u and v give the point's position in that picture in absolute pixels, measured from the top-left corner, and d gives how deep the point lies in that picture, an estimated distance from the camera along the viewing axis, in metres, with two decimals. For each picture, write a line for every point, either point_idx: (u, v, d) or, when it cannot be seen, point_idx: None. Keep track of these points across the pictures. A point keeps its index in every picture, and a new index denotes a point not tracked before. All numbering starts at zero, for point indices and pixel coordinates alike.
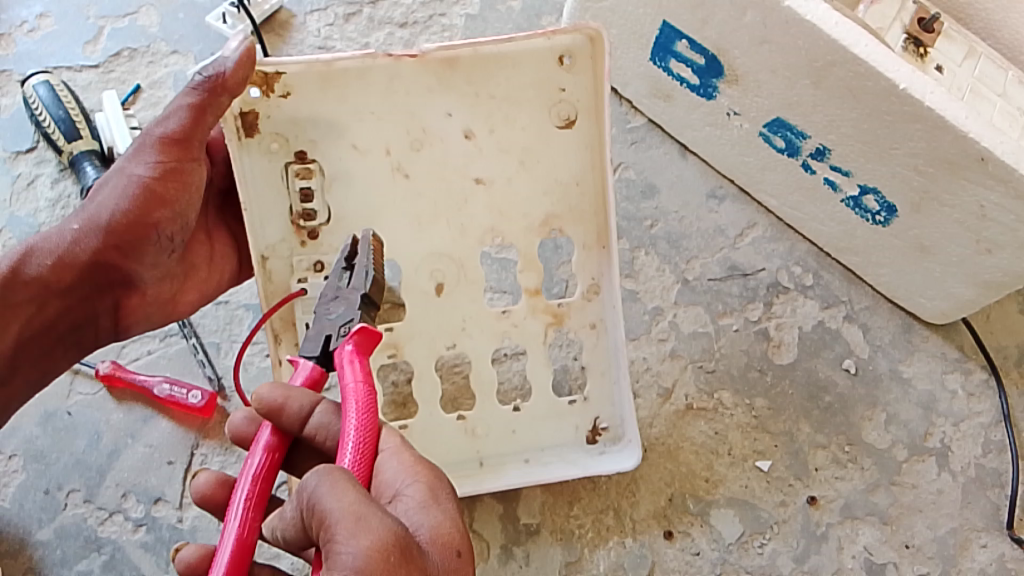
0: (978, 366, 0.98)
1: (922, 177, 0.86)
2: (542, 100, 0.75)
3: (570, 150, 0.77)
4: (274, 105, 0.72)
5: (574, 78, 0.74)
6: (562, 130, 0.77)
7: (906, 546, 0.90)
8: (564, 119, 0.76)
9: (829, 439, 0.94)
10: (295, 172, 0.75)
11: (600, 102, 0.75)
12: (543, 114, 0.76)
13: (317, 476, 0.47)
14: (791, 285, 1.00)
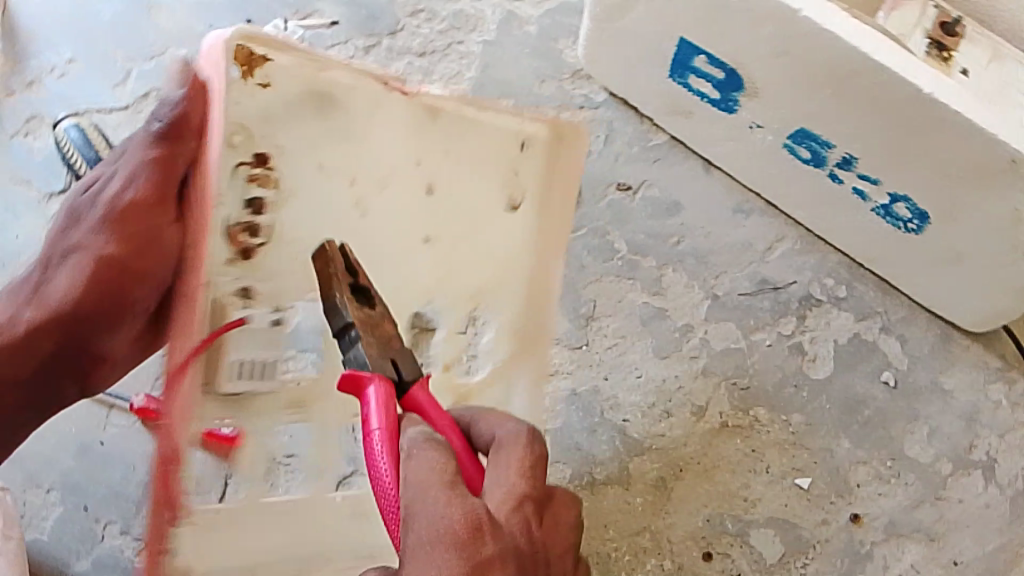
0: (1022, 375, 0.96)
1: (953, 183, 0.85)
2: (500, 176, 0.76)
3: (511, 232, 0.78)
4: (244, 92, 0.62)
5: (534, 163, 0.77)
6: (508, 214, 0.77)
7: (954, 563, 0.88)
8: (511, 202, 0.77)
9: (870, 454, 0.91)
10: (249, 178, 0.63)
11: (551, 193, 0.78)
12: (496, 190, 0.76)
13: None
14: (823, 297, 0.98)
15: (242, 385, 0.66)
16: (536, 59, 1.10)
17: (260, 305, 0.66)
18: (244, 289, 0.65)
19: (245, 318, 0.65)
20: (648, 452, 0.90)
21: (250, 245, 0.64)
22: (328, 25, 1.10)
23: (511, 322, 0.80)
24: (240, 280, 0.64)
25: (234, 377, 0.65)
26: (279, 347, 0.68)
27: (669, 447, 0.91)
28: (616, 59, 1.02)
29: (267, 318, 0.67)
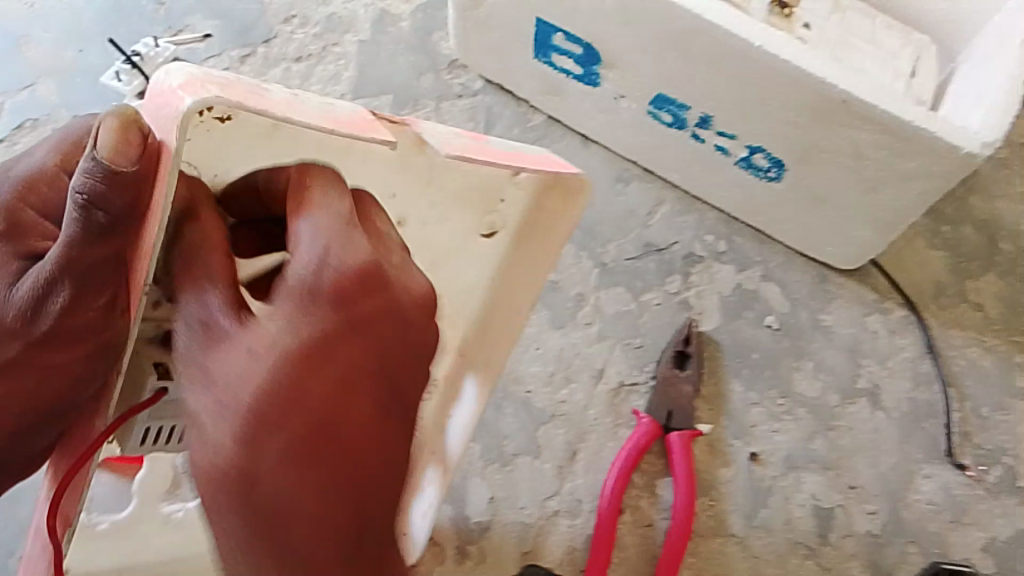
0: (895, 304, 1.01)
1: (798, 129, 0.90)
2: (478, 205, 0.64)
3: (478, 256, 0.69)
4: (203, 122, 0.49)
5: (520, 199, 0.64)
6: (483, 238, 0.68)
7: (851, 488, 0.93)
8: (488, 229, 0.67)
9: (762, 395, 0.96)
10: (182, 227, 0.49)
11: (532, 231, 0.66)
12: (472, 219, 0.66)
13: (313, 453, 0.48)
14: (705, 253, 1.03)
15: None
16: (413, 54, 1.12)
17: (182, 372, 0.55)
18: (160, 337, 0.54)
19: (164, 390, 0.57)
20: (553, 419, 0.93)
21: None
22: (200, 39, 1.10)
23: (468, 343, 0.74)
24: (159, 327, 0.54)
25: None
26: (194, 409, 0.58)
27: (572, 413, 0.94)
28: (485, 45, 1.05)
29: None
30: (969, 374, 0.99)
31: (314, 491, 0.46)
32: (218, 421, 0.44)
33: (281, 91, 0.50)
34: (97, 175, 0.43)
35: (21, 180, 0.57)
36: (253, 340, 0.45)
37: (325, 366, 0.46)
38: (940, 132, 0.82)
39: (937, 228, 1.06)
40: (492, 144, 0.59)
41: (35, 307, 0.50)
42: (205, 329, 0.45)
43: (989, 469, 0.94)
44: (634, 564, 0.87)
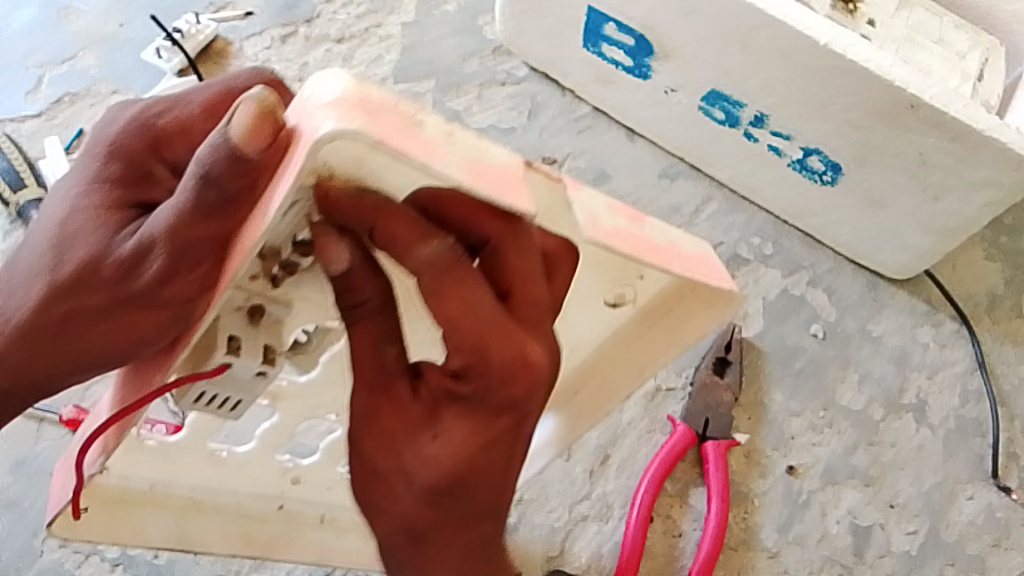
0: (947, 316, 0.98)
1: (856, 130, 0.86)
2: (614, 274, 0.58)
3: (596, 320, 0.63)
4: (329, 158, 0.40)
5: (660, 283, 0.57)
6: (606, 307, 0.61)
7: (892, 505, 0.89)
8: (614, 299, 0.61)
9: (803, 405, 0.93)
10: (302, 216, 0.44)
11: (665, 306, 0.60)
12: (602, 286, 0.60)
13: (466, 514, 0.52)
14: (750, 255, 1.00)
15: (201, 407, 0.57)
16: (458, 37, 1.10)
17: (250, 355, 0.52)
18: (249, 308, 0.52)
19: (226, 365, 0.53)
20: None
21: (279, 275, 0.50)
22: (242, 16, 1.09)
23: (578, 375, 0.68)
24: (250, 299, 0.51)
25: (192, 401, 0.56)
26: (253, 391, 0.57)
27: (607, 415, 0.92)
28: (535, 31, 1.03)
29: (252, 371, 0.55)
30: (1021, 392, 0.95)
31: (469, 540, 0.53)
32: (406, 491, 0.51)
33: (437, 121, 0.44)
34: (223, 154, 0.41)
35: (160, 131, 0.55)
36: (436, 434, 0.49)
37: (489, 461, 0.49)
38: (1014, 142, 0.78)
39: (996, 238, 1.03)
40: (650, 229, 0.54)
41: (137, 260, 0.49)
42: (387, 402, 0.49)
43: None
44: (661, 573, 0.85)
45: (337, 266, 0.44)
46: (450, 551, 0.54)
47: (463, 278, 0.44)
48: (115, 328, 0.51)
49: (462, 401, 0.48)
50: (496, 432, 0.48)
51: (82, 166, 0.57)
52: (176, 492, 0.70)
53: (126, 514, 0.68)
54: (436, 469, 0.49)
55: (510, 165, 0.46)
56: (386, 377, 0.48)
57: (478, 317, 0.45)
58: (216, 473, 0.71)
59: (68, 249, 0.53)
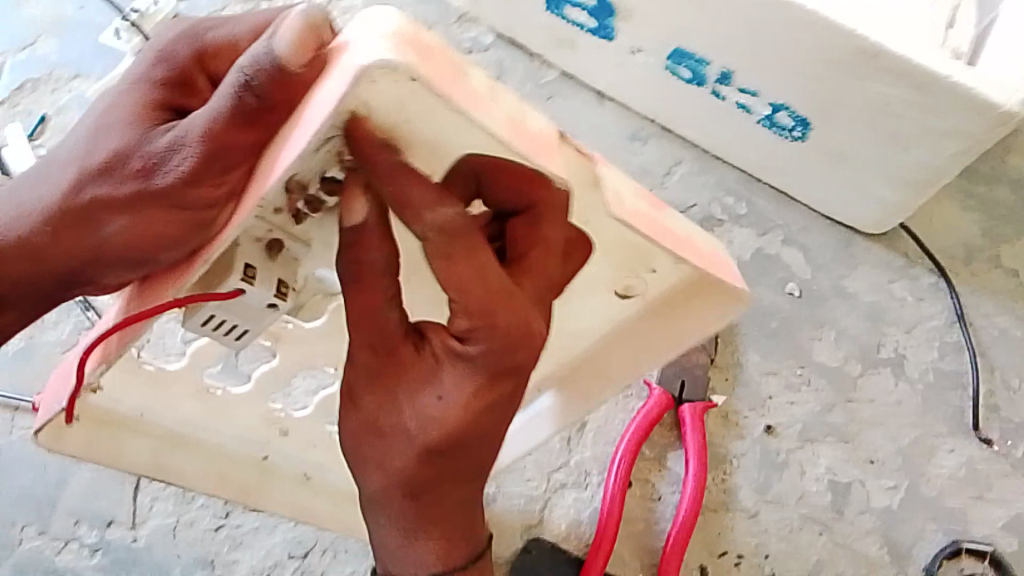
0: (924, 270, 0.97)
1: (821, 84, 0.85)
2: (626, 266, 0.56)
3: (607, 309, 0.61)
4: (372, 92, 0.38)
5: (671, 277, 0.56)
6: (614, 297, 0.60)
7: (870, 461, 0.88)
8: (624, 290, 0.59)
9: (779, 364, 0.92)
10: (333, 155, 0.43)
11: (675, 302, 0.59)
12: (612, 276, 0.57)
13: (457, 473, 0.51)
14: (723, 216, 0.99)
15: (207, 331, 0.55)
16: (421, 5, 1.08)
17: (265, 286, 0.51)
18: (268, 242, 0.51)
19: (241, 292, 0.51)
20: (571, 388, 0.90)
21: (302, 211, 0.49)
22: None
23: (585, 355, 0.68)
24: (270, 232, 0.51)
25: (199, 323, 0.54)
26: (261, 322, 0.55)
27: None
28: None
29: (263, 303, 0.52)
30: (1000, 343, 0.94)
31: (458, 501, 0.53)
32: (403, 448, 0.50)
33: (479, 76, 0.42)
34: (268, 63, 0.42)
35: (208, 44, 0.55)
36: (440, 393, 0.48)
37: (486, 425, 0.49)
38: (975, 85, 0.76)
39: (972, 187, 1.02)
40: (667, 217, 0.53)
41: (167, 158, 0.48)
42: (390, 358, 0.49)
43: (1017, 445, 0.90)
44: (641, 538, 0.85)
45: (354, 219, 0.43)
46: (441, 513, 0.53)
47: (483, 245, 0.45)
48: (137, 224, 0.50)
49: (467, 362, 0.48)
50: (497, 395, 0.49)
51: (135, 69, 0.57)
52: (162, 423, 0.69)
53: (111, 435, 0.66)
54: (434, 429, 0.49)
55: (545, 133, 0.45)
56: (388, 341, 0.48)
57: (497, 284, 0.46)
58: (206, 410, 0.69)
59: (102, 139, 0.53)
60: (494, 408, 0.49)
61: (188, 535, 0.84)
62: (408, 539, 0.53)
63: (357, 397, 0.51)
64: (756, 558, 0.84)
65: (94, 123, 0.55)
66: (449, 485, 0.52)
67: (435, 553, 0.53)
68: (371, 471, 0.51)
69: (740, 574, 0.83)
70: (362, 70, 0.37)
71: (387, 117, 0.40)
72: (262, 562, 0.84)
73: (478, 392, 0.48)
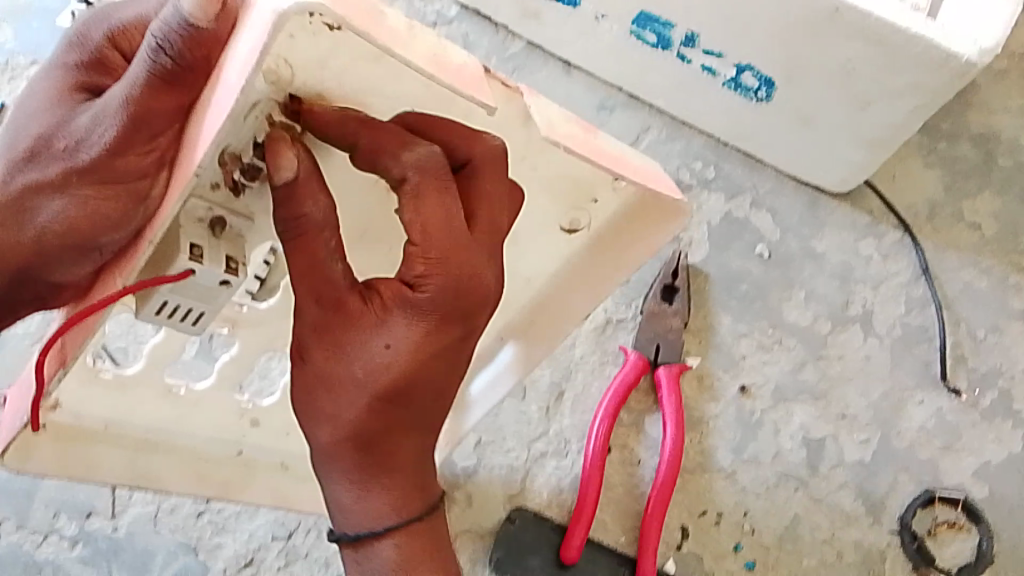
0: (889, 227, 0.99)
1: (785, 44, 0.85)
2: (570, 198, 0.58)
3: (558, 246, 0.63)
4: (307, 28, 0.40)
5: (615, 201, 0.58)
6: (563, 233, 0.62)
7: (842, 416, 0.90)
8: (571, 225, 0.60)
9: (751, 326, 0.93)
10: (263, 117, 0.44)
11: (623, 232, 0.61)
12: (558, 212, 0.59)
13: (411, 420, 0.52)
14: (692, 181, 1.00)
15: (163, 320, 0.54)
16: None
17: (214, 263, 0.50)
18: (212, 219, 0.50)
19: (191, 272, 0.49)
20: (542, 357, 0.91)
21: (241, 182, 0.48)
22: None
23: (541, 301, 0.69)
24: (212, 209, 0.50)
25: (153, 310, 0.53)
26: (215, 303, 0.54)
27: (559, 353, 0.92)
28: None
29: (215, 281, 0.51)
30: (964, 295, 0.96)
31: (415, 446, 0.54)
32: (356, 398, 0.50)
33: (398, 17, 0.44)
34: (177, 20, 0.43)
35: (117, 24, 0.56)
36: (390, 340, 0.49)
37: (435, 369, 0.50)
38: (938, 38, 0.77)
39: (933, 144, 1.03)
40: (603, 139, 0.55)
41: (92, 134, 0.49)
42: (338, 309, 0.49)
43: (984, 394, 0.92)
44: (621, 501, 0.86)
45: (284, 175, 0.44)
46: (397, 460, 0.53)
47: (420, 195, 0.46)
48: (73, 206, 0.50)
49: (416, 312, 0.48)
50: (446, 341, 0.50)
51: (50, 59, 0.58)
52: (130, 429, 0.69)
53: (76, 448, 0.66)
54: (387, 376, 0.49)
55: (470, 68, 0.46)
56: (337, 292, 0.48)
57: (434, 231, 0.47)
58: (172, 411, 0.69)
59: (24, 129, 0.53)
60: (441, 355, 0.50)
61: (169, 522, 0.84)
62: (363, 491, 0.54)
63: (307, 348, 0.51)
64: (736, 516, 0.86)
65: (18, 117, 0.55)
66: (404, 435, 0.53)
67: (389, 504, 0.54)
68: (327, 424, 0.52)
69: (721, 533, 0.85)
70: (279, 15, 0.37)
71: (315, 69, 0.42)
72: (246, 546, 0.84)
73: (430, 338, 0.49)
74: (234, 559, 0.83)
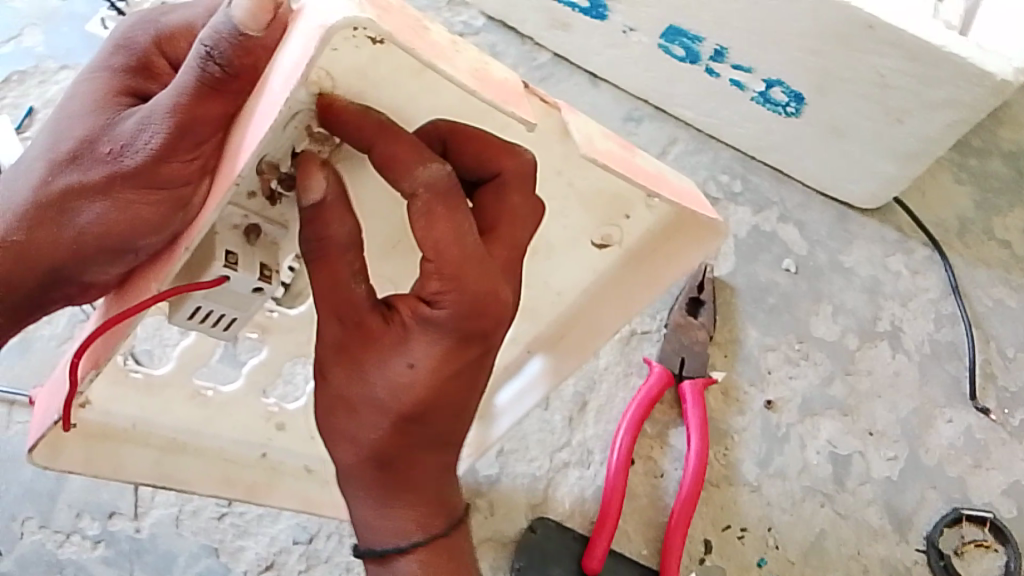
0: (919, 243, 0.98)
1: (815, 56, 0.85)
2: (602, 212, 0.58)
3: (588, 260, 0.63)
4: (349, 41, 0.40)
5: (648, 218, 0.58)
6: (594, 249, 0.61)
7: (870, 432, 0.89)
8: (602, 240, 0.61)
9: (778, 340, 0.93)
10: (302, 128, 0.45)
11: (656, 248, 0.60)
12: (590, 225, 0.59)
13: (434, 440, 0.52)
14: (719, 194, 0.99)
15: (195, 325, 0.55)
16: None
17: (249, 270, 0.50)
18: (246, 228, 0.51)
19: (226, 278, 0.50)
20: None
21: (278, 190, 0.49)
22: None
23: (570, 316, 0.69)
24: (247, 217, 0.50)
25: (186, 315, 0.53)
26: (249, 309, 0.54)
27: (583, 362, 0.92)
28: None
29: (248, 287, 0.51)
30: (995, 313, 0.95)
31: (439, 465, 0.54)
32: (377, 419, 0.50)
33: (442, 32, 0.44)
34: (227, 29, 0.43)
35: (164, 28, 0.57)
36: (410, 361, 0.49)
37: (455, 390, 0.50)
38: (971, 56, 0.77)
39: (963, 161, 1.03)
40: (641, 158, 0.55)
41: (137, 139, 0.49)
42: (359, 328, 0.49)
43: (1015, 413, 0.91)
44: (645, 513, 0.85)
45: (313, 195, 0.44)
46: (419, 479, 0.54)
47: (433, 212, 0.45)
48: (114, 210, 0.50)
49: (436, 329, 0.48)
50: (464, 362, 0.49)
51: (93, 60, 0.59)
52: (159, 428, 0.68)
53: (103, 448, 0.66)
54: (406, 397, 0.49)
55: (512, 82, 0.46)
56: (357, 313, 0.48)
57: (449, 251, 0.45)
58: (199, 415, 0.69)
59: (67, 130, 0.54)
60: (460, 374, 0.50)
61: (192, 524, 0.84)
62: (384, 508, 0.54)
63: (327, 367, 0.51)
64: (761, 530, 0.85)
65: (59, 115, 0.56)
66: (426, 454, 0.53)
67: (412, 522, 0.55)
68: (348, 445, 0.52)
69: (745, 547, 0.84)
70: (325, 30, 0.37)
71: (352, 80, 0.43)
72: (267, 549, 0.84)
73: (448, 360, 0.49)
74: (256, 563, 0.83)
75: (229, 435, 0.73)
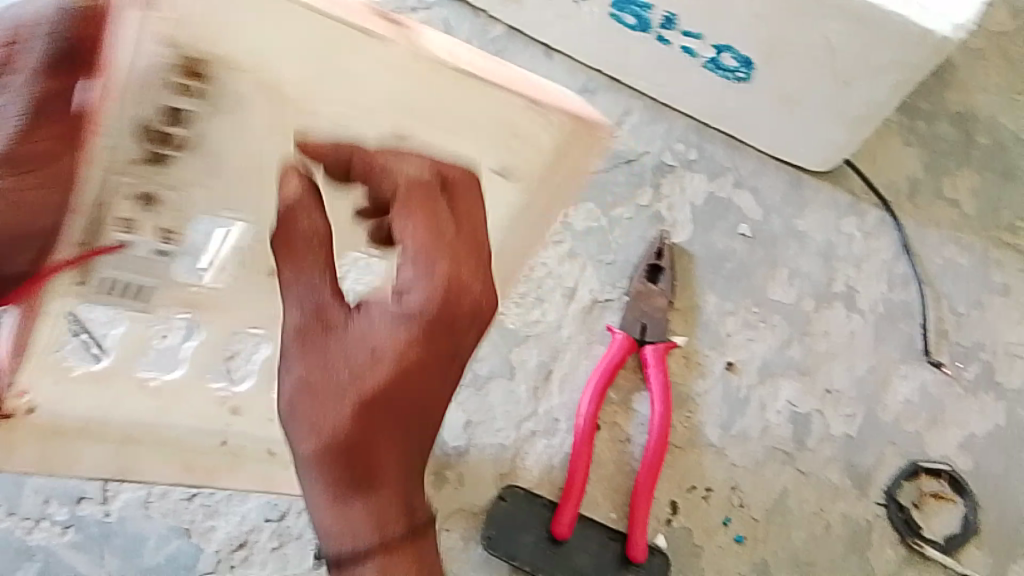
0: (870, 205, 1.00)
1: (762, 22, 0.85)
2: (496, 138, 0.60)
3: (489, 201, 0.64)
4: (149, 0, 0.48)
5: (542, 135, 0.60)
6: (497, 183, 0.63)
7: (828, 392, 0.92)
8: (499, 166, 0.61)
9: (737, 304, 0.94)
10: (180, 86, 0.51)
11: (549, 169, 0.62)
12: (486, 158, 0.60)
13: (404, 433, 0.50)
14: (676, 162, 1.00)
15: (104, 295, 0.62)
16: None
17: (145, 232, 0.59)
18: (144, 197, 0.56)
19: (123, 245, 0.58)
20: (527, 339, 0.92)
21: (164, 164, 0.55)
22: None
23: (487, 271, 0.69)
24: (140, 187, 0.55)
25: (95, 287, 0.61)
26: (157, 271, 0.62)
27: (546, 332, 0.92)
28: None
29: (149, 249, 0.60)
30: (945, 272, 0.97)
31: (401, 471, 0.50)
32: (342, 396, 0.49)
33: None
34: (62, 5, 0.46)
35: None
36: (376, 340, 0.50)
37: (422, 377, 0.51)
38: (910, 14, 0.78)
39: (913, 124, 1.04)
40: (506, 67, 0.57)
41: None
42: (316, 313, 0.51)
43: (967, 367, 0.94)
44: (612, 478, 0.87)
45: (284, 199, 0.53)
46: (385, 476, 0.50)
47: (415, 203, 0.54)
48: None
49: (404, 313, 0.51)
50: (436, 345, 0.51)
51: None
52: (110, 424, 0.69)
53: (58, 444, 0.67)
54: (370, 371, 0.49)
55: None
56: (319, 293, 0.51)
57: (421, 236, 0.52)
58: (152, 405, 0.70)
59: None
60: (429, 362, 0.51)
61: (161, 505, 0.84)
62: (342, 507, 0.49)
63: (286, 356, 0.51)
64: (725, 490, 0.88)
65: None
66: (395, 448, 0.50)
67: (371, 524, 0.50)
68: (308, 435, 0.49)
69: (710, 507, 0.87)
70: None
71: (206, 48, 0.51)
72: (238, 528, 0.84)
73: (416, 339, 0.50)
74: (227, 542, 0.83)
75: (187, 425, 0.72)
